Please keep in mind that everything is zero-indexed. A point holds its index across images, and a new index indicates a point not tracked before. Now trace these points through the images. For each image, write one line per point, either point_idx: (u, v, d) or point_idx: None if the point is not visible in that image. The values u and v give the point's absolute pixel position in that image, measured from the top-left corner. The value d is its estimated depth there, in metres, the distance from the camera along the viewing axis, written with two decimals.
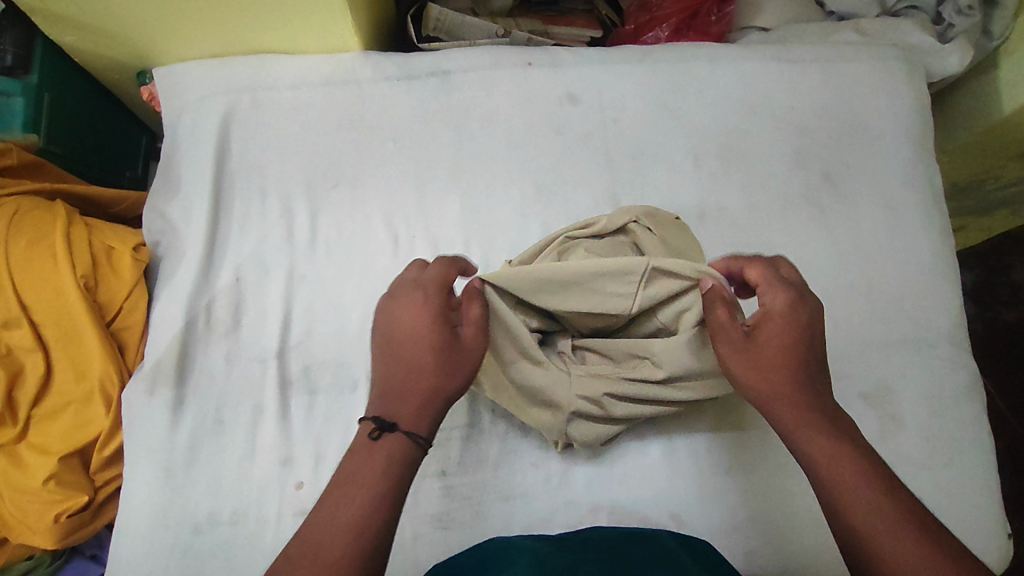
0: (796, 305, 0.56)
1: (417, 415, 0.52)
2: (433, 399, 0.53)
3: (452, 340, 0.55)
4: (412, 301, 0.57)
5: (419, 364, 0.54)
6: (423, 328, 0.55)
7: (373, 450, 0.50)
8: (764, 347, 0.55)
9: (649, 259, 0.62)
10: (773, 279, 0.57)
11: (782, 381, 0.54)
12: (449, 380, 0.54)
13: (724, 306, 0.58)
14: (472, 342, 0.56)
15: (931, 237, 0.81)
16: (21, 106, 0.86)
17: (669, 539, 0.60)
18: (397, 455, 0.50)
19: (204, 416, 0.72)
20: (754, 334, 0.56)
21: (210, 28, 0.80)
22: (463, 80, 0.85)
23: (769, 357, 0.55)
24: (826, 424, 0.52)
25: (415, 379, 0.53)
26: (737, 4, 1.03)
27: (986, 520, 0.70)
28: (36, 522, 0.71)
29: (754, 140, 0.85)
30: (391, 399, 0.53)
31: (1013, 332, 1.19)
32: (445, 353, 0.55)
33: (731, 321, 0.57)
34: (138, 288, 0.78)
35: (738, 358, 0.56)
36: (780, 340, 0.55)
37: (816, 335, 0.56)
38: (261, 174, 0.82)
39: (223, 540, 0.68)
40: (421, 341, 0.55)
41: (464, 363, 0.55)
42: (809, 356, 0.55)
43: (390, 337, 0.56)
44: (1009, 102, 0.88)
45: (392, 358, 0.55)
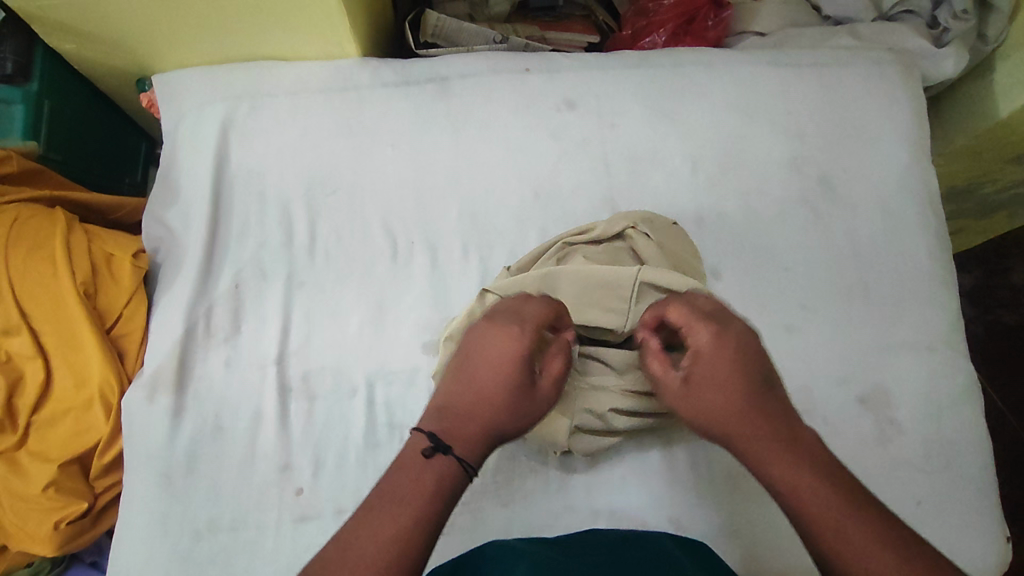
0: (718, 340, 0.57)
1: (474, 448, 0.55)
2: (491, 438, 0.56)
3: (528, 390, 0.58)
4: (513, 336, 0.59)
5: (492, 398, 0.57)
6: (510, 367, 0.58)
7: (424, 468, 0.52)
8: (702, 390, 0.56)
9: (638, 270, 0.66)
10: (690, 319, 0.59)
11: (727, 421, 0.55)
12: (511, 426, 0.57)
13: (660, 359, 0.60)
14: (543, 397, 0.59)
15: (928, 240, 0.82)
16: (21, 113, 0.86)
17: (668, 542, 0.60)
18: (445, 478, 0.52)
19: (203, 422, 0.72)
20: (690, 380, 0.57)
21: (209, 36, 0.81)
22: (461, 86, 0.86)
23: (710, 400, 0.56)
24: (783, 449, 0.52)
25: (486, 413, 0.56)
26: (733, 10, 1.03)
27: (985, 523, 0.70)
28: (35, 530, 0.71)
29: (751, 144, 0.85)
30: (456, 422, 0.56)
31: (1011, 335, 1.19)
32: (519, 401, 0.57)
33: (667, 372, 0.59)
34: (138, 294, 0.78)
35: (685, 407, 0.58)
36: (713, 380, 0.56)
37: (750, 360, 0.56)
38: (261, 181, 0.83)
39: (223, 546, 0.68)
40: (503, 379, 0.57)
41: (529, 414, 0.58)
42: (750, 384, 0.55)
43: (477, 360, 0.59)
44: (1005, 105, 0.88)
45: (466, 385, 0.58)
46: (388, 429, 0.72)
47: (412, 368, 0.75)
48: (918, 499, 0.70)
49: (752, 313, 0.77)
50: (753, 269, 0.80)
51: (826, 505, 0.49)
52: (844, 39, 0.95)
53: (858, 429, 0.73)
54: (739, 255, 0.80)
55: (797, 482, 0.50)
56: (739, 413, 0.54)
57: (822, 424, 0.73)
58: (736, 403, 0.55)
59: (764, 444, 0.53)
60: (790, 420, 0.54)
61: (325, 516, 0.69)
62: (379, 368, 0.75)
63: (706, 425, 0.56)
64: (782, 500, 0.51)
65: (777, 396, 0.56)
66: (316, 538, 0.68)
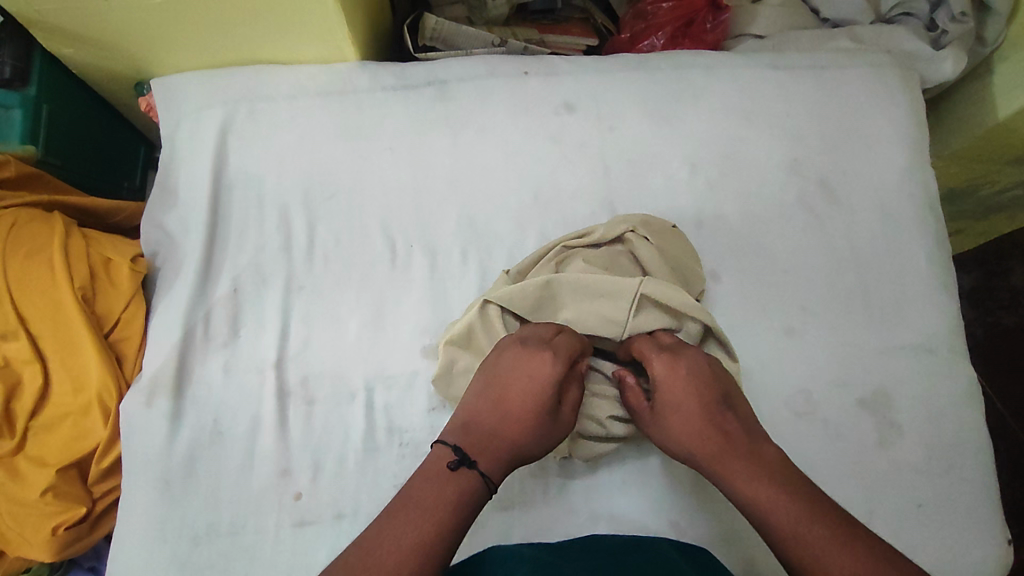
0: (674, 367, 0.60)
1: (495, 469, 0.56)
2: (511, 460, 0.58)
3: (551, 416, 0.59)
4: (544, 360, 0.59)
5: (516, 419, 0.58)
6: (539, 391, 0.58)
7: (449, 479, 0.54)
8: (666, 416, 0.59)
9: (639, 282, 0.65)
10: (651, 352, 0.62)
11: (690, 442, 0.57)
12: (531, 449, 0.58)
13: (632, 390, 0.64)
14: (564, 423, 0.60)
15: (927, 242, 0.81)
16: (20, 117, 0.86)
17: (668, 547, 0.60)
18: (468, 492, 0.54)
19: (202, 426, 0.72)
20: (657, 407, 0.60)
21: (207, 40, 0.81)
22: (460, 89, 0.86)
23: (675, 424, 0.58)
24: (750, 467, 0.54)
25: (509, 434, 0.58)
26: (732, 12, 1.03)
27: (986, 525, 0.70)
28: (33, 534, 0.71)
29: (750, 147, 0.85)
30: (479, 442, 0.57)
31: (1012, 336, 1.19)
32: (542, 426, 0.58)
33: (639, 403, 0.63)
34: (136, 298, 0.77)
35: (658, 433, 0.60)
36: (674, 404, 0.59)
37: (707, 382, 0.59)
38: (260, 185, 0.82)
39: (222, 551, 0.68)
40: (529, 402, 0.58)
41: (549, 438, 0.59)
42: (712, 406, 0.58)
43: (504, 379, 0.59)
44: (1004, 107, 0.88)
45: (491, 405, 0.59)
46: (387, 433, 0.72)
47: (412, 371, 0.75)
48: (919, 502, 0.70)
49: (752, 316, 0.77)
50: (752, 272, 0.80)
51: (787, 512, 0.50)
52: (843, 42, 0.95)
53: (858, 432, 0.73)
54: (739, 258, 0.80)
55: (758, 492, 0.52)
56: (701, 434, 0.57)
57: (822, 427, 0.73)
58: (696, 425, 0.57)
59: (724, 460, 0.55)
60: (752, 435, 0.56)
61: (325, 521, 0.69)
62: (378, 372, 0.75)
63: (677, 450, 0.59)
64: (750, 513, 0.53)
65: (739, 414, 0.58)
66: (316, 543, 0.68)
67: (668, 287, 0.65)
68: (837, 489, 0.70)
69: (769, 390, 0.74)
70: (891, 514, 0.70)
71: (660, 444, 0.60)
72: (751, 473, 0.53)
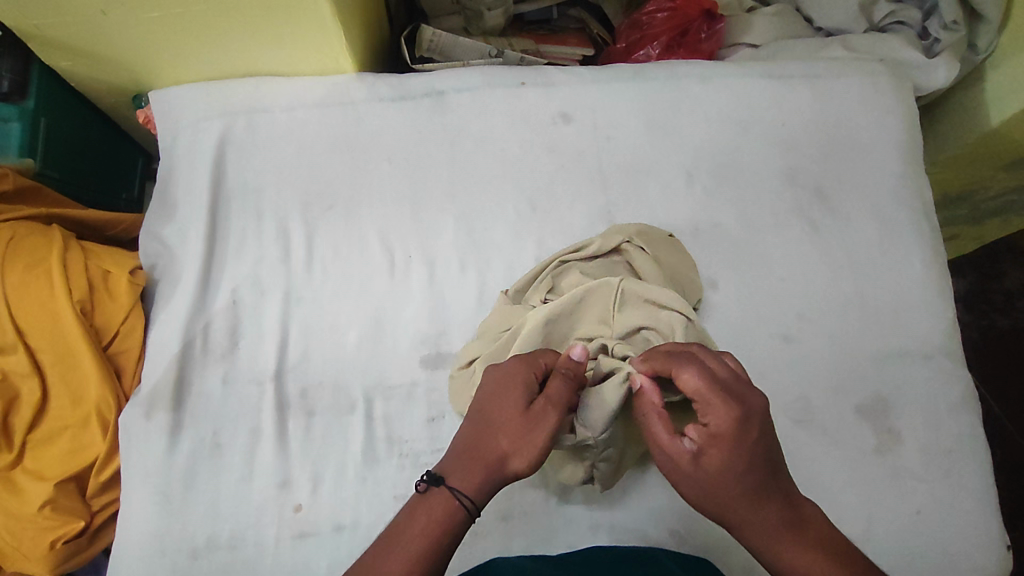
0: (741, 423, 0.49)
1: (472, 480, 0.53)
2: (493, 472, 0.53)
3: (529, 412, 0.54)
4: (516, 361, 0.57)
5: (494, 432, 0.54)
6: (510, 389, 0.55)
7: (418, 502, 0.52)
8: (714, 472, 0.49)
9: (623, 278, 0.68)
10: (711, 395, 0.49)
11: (734, 506, 0.50)
12: (513, 454, 0.53)
13: (663, 422, 0.52)
14: (548, 420, 0.54)
15: (923, 249, 0.82)
16: (18, 131, 0.87)
17: (667, 557, 0.60)
18: (436, 515, 0.51)
19: (202, 439, 0.72)
20: (702, 459, 0.50)
21: (204, 52, 0.81)
22: (457, 99, 0.86)
23: (722, 484, 0.49)
24: (799, 542, 0.50)
25: (485, 443, 0.53)
26: (726, 22, 1.04)
27: (985, 531, 0.70)
28: (30, 549, 0.70)
29: (746, 155, 0.86)
30: (455, 458, 0.54)
31: (1008, 340, 1.19)
32: (519, 424, 0.53)
33: (674, 442, 0.51)
34: (135, 310, 0.77)
35: (690, 484, 0.51)
36: (728, 463, 0.49)
37: (768, 438, 0.50)
38: (258, 196, 0.83)
39: (222, 564, 0.68)
40: (507, 403, 0.54)
41: (532, 438, 0.53)
42: (766, 468, 0.50)
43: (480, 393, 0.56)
44: (998, 114, 0.89)
45: (471, 421, 0.56)
46: (386, 445, 0.72)
47: (411, 382, 0.75)
48: (918, 509, 0.71)
49: (748, 323, 0.78)
50: (750, 280, 0.80)
51: None
52: (836, 51, 0.96)
53: (857, 439, 0.73)
54: (736, 267, 0.81)
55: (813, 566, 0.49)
56: (751, 500, 0.50)
57: (821, 434, 0.73)
58: (749, 488, 0.49)
59: (775, 529, 0.50)
60: (797, 497, 0.51)
61: (324, 532, 0.69)
62: (378, 384, 0.75)
63: (714, 508, 0.51)
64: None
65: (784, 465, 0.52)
66: (316, 554, 0.68)
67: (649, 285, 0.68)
68: (836, 496, 0.71)
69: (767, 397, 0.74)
70: (891, 521, 0.70)
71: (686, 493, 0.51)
72: (806, 547, 0.49)
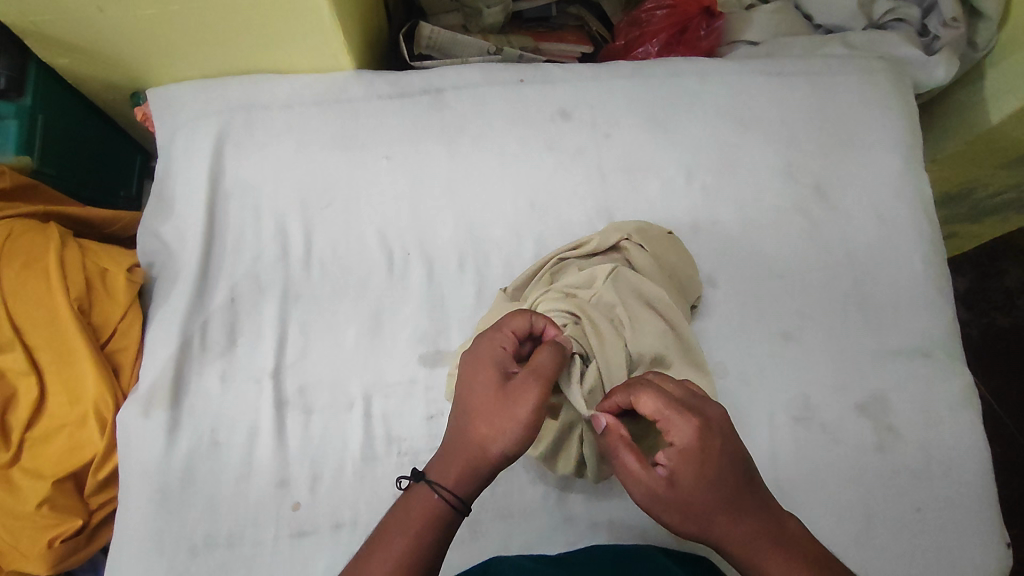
0: (703, 436, 0.49)
1: (453, 474, 0.53)
2: (476, 460, 0.53)
3: (499, 391, 0.53)
4: (482, 341, 0.57)
5: (477, 418, 0.53)
6: (478, 371, 0.55)
7: (403, 499, 0.53)
8: (690, 492, 0.49)
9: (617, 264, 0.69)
10: (670, 411, 0.50)
11: (713, 523, 0.49)
12: (490, 438, 0.52)
13: (633, 453, 0.51)
14: (522, 393, 0.52)
15: (922, 246, 0.82)
16: (15, 128, 0.86)
17: (663, 556, 0.59)
18: (418, 507, 0.52)
19: (199, 437, 0.72)
20: (676, 480, 0.49)
21: (201, 48, 0.81)
22: (456, 96, 0.86)
23: (699, 503, 0.49)
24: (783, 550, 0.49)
25: (463, 433, 0.54)
26: (726, 19, 1.04)
27: (985, 529, 0.70)
28: (28, 548, 0.70)
29: (746, 152, 0.85)
30: (440, 453, 0.55)
31: (1007, 338, 1.19)
32: (490, 407, 0.53)
33: (648, 471, 0.50)
34: (133, 308, 0.77)
35: (668, 508, 0.50)
36: (702, 478, 0.49)
37: (734, 451, 0.50)
38: (257, 193, 0.82)
39: (220, 563, 0.67)
40: (477, 387, 0.54)
41: (506, 417, 0.52)
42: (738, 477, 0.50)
43: (464, 378, 0.56)
44: (996, 111, 0.89)
45: (458, 410, 0.55)
46: (385, 443, 0.72)
47: (410, 380, 0.75)
48: (918, 506, 0.70)
49: (748, 320, 0.78)
50: (750, 278, 0.80)
51: None
52: (835, 48, 0.96)
53: (858, 437, 0.73)
54: (736, 264, 0.80)
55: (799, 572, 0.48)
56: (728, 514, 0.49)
57: (820, 431, 0.73)
58: (723, 503, 0.49)
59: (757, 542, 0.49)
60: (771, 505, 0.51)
61: (323, 531, 0.68)
62: (376, 382, 0.74)
63: (694, 529, 0.50)
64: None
65: (756, 478, 0.51)
66: (315, 552, 0.68)
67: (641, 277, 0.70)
68: (835, 493, 0.70)
69: (767, 395, 0.74)
70: (890, 518, 0.70)
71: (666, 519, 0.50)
72: (791, 554, 0.49)
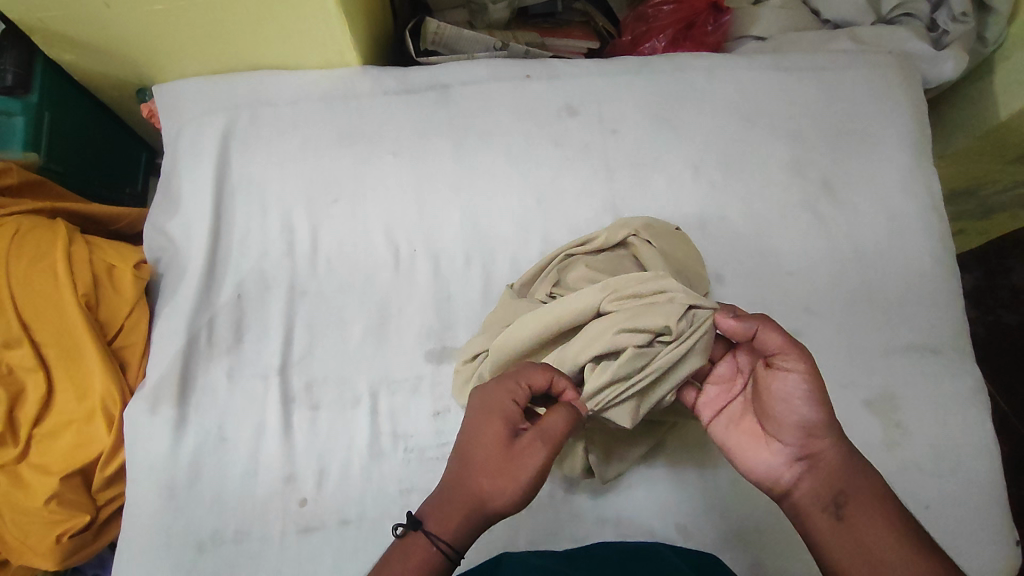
0: None
1: (451, 524, 0.52)
2: (473, 513, 0.53)
3: (509, 447, 0.53)
4: (495, 388, 0.56)
5: (480, 471, 0.53)
6: (488, 422, 0.54)
7: (399, 545, 0.53)
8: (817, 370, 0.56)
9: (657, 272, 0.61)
10: None
11: (833, 429, 0.54)
12: (491, 494, 0.52)
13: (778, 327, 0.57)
14: (530, 453, 0.52)
15: (930, 243, 0.81)
16: (22, 125, 0.86)
17: (674, 555, 0.59)
18: (415, 557, 0.51)
19: (206, 433, 0.72)
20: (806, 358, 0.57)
21: (207, 44, 0.81)
22: (462, 93, 0.86)
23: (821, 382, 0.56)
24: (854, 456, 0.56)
25: (463, 483, 0.53)
26: (733, 14, 1.04)
27: (994, 527, 0.70)
28: (37, 543, 0.70)
29: (753, 148, 0.85)
30: (437, 499, 0.54)
31: (1015, 336, 1.18)
32: (495, 463, 0.52)
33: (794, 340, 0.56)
34: (139, 304, 0.77)
35: (815, 387, 0.53)
36: None
37: None
38: (263, 189, 0.82)
39: (226, 558, 0.67)
40: (484, 438, 0.54)
41: (508, 478, 0.52)
42: None
43: (469, 425, 0.56)
44: (1006, 107, 0.88)
45: (461, 458, 0.55)
46: (391, 439, 0.72)
47: (417, 376, 0.75)
48: (926, 504, 0.70)
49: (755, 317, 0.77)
50: (758, 274, 0.79)
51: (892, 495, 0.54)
52: (844, 43, 0.95)
53: (865, 434, 0.72)
54: (743, 260, 0.80)
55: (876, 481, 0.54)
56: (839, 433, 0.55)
57: None
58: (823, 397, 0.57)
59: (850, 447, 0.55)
60: None
61: (329, 527, 0.68)
62: (383, 377, 0.74)
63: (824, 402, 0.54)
64: (866, 497, 0.53)
65: None
66: (321, 549, 0.68)
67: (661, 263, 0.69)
68: None
69: None
70: None
71: (800, 403, 0.54)
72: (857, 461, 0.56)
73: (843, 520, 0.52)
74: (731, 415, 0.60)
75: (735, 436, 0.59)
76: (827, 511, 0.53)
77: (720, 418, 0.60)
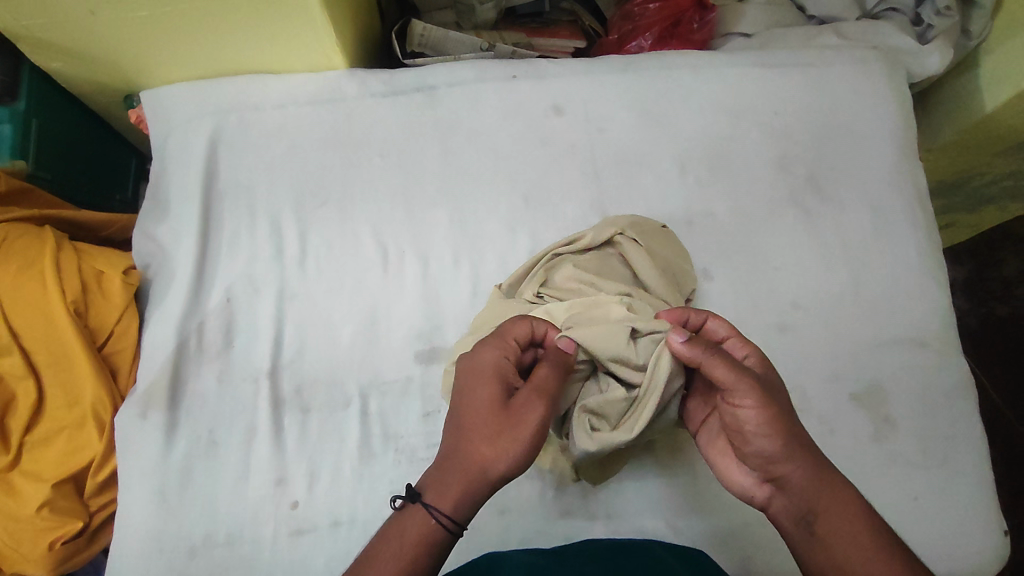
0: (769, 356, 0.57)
1: (450, 496, 0.52)
2: (473, 481, 0.52)
3: (504, 407, 0.53)
4: (483, 350, 0.57)
5: (478, 434, 0.52)
6: (481, 384, 0.54)
7: (398, 519, 0.52)
8: (775, 386, 0.54)
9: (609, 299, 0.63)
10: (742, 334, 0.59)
11: (798, 449, 0.52)
12: (490, 457, 0.52)
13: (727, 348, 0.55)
14: (527, 408, 0.52)
15: (917, 236, 0.82)
16: (9, 133, 0.87)
17: (663, 550, 0.59)
18: (417, 530, 0.51)
19: (197, 437, 0.72)
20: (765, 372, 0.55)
21: (193, 49, 0.81)
22: (449, 94, 0.86)
23: (783, 400, 0.54)
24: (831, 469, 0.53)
25: (462, 448, 0.53)
26: (719, 11, 1.04)
27: (982, 517, 0.70)
28: (28, 551, 0.70)
29: (739, 144, 0.85)
30: (435, 471, 0.53)
31: (1006, 327, 1.19)
32: (492, 425, 0.52)
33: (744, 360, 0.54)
34: (129, 310, 0.77)
35: (764, 413, 0.52)
36: (778, 379, 0.55)
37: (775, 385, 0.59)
38: (251, 193, 0.83)
39: (219, 562, 0.68)
40: (478, 401, 0.54)
41: (508, 440, 0.52)
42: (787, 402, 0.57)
43: (461, 389, 0.56)
44: (991, 100, 0.88)
45: (456, 424, 0.54)
46: (382, 441, 0.72)
47: (406, 377, 0.75)
48: (915, 496, 0.70)
49: (741, 313, 0.78)
50: (746, 270, 0.80)
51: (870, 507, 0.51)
52: (830, 38, 0.95)
53: (854, 428, 0.73)
54: (730, 256, 0.80)
55: (853, 495, 0.52)
56: (808, 451, 0.53)
57: (818, 423, 0.73)
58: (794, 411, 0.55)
59: (820, 461, 0.53)
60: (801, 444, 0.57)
61: (321, 528, 0.69)
62: (373, 380, 0.75)
63: (780, 424, 0.52)
64: (836, 515, 0.51)
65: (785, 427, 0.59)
66: (315, 551, 0.68)
67: (645, 261, 0.70)
68: None
69: None
70: (889, 507, 0.70)
71: (755, 428, 0.53)
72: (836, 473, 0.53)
73: (815, 536, 0.51)
74: (709, 431, 0.60)
75: (713, 453, 0.60)
76: (799, 527, 0.52)
77: (701, 432, 0.61)
